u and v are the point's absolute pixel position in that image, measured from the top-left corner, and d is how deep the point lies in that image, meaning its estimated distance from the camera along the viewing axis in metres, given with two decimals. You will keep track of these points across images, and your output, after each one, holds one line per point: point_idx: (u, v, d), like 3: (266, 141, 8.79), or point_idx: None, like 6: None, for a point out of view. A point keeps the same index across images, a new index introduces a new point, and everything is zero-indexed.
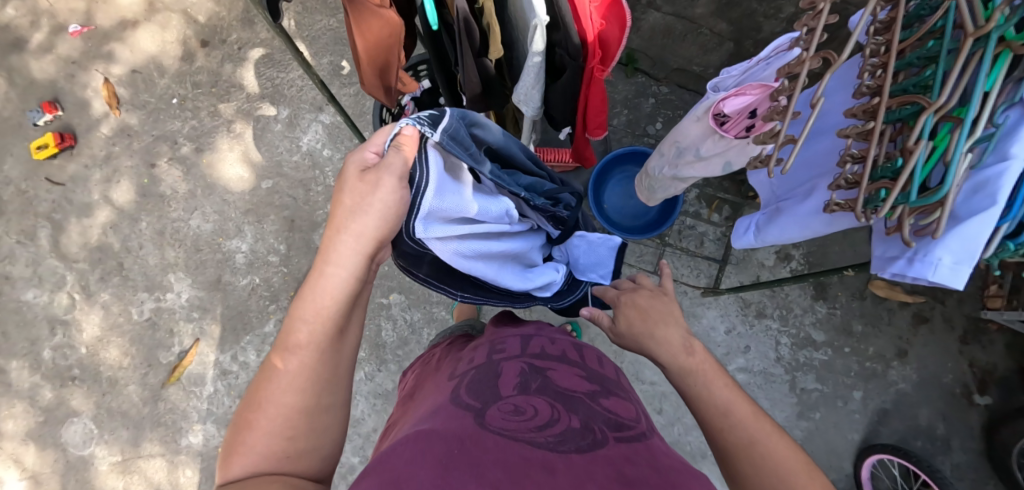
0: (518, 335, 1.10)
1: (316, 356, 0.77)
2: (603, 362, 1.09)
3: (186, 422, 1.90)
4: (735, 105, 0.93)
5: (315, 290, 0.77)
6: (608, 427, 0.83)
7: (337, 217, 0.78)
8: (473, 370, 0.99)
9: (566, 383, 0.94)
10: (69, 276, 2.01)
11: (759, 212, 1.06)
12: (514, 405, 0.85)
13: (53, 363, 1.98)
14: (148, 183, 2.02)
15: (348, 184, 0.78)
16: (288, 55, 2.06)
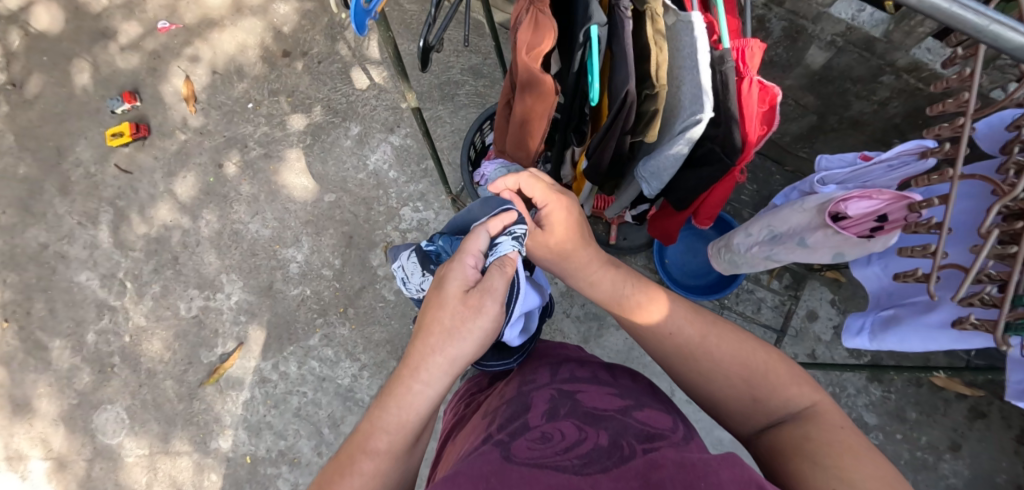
0: (549, 363, 0.99)
1: (389, 464, 0.77)
2: (637, 375, 0.96)
3: (218, 425, 1.88)
4: (862, 207, 0.95)
5: (391, 400, 0.80)
6: (639, 440, 0.73)
7: (430, 335, 0.82)
8: (500, 404, 0.90)
9: (597, 403, 0.83)
10: (123, 263, 2.01)
11: (873, 316, 1.08)
12: (540, 434, 0.77)
13: (95, 347, 1.98)
14: (213, 181, 2.04)
15: (448, 303, 0.83)
16: (365, 73, 2.09)
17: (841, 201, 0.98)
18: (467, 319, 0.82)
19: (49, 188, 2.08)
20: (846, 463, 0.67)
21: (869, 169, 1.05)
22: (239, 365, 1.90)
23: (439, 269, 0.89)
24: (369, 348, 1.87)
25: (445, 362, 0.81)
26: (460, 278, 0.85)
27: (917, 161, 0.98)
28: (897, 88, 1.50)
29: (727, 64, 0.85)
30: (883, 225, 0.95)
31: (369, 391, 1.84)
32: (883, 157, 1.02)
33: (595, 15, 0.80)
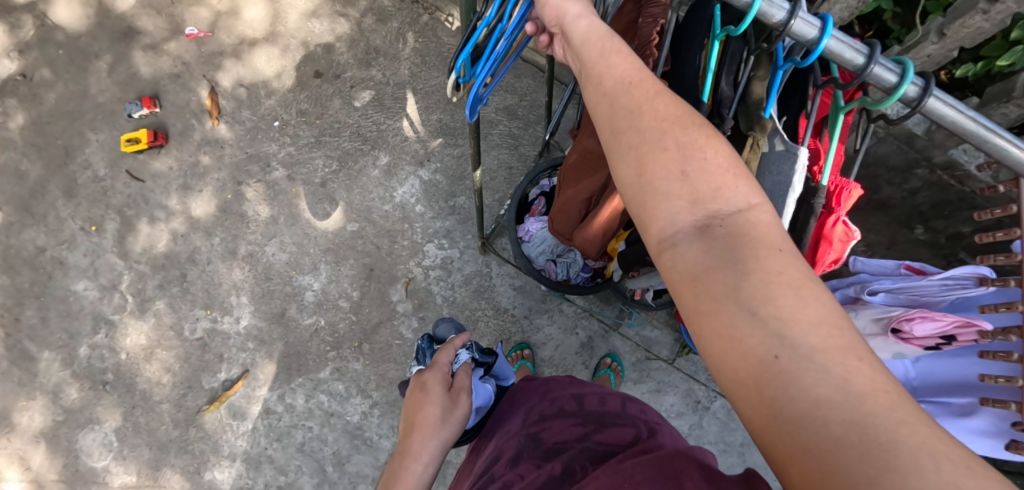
0: (521, 410, 1.07)
1: None
2: (608, 397, 0.99)
3: (215, 456, 1.79)
4: (928, 329, 1.09)
5: (394, 480, 0.96)
6: (592, 461, 0.82)
7: (418, 427, 1.03)
8: (484, 459, 1.02)
9: (558, 436, 0.90)
10: (126, 275, 1.92)
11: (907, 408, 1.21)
12: (503, 483, 0.88)
13: (87, 362, 1.86)
14: (230, 199, 1.98)
15: (429, 397, 1.08)
16: (398, 103, 2.08)
17: (905, 321, 1.11)
18: (449, 407, 1.07)
19: (53, 189, 1.98)
20: (818, 358, 0.49)
21: (921, 284, 1.15)
22: (243, 393, 1.83)
23: (414, 382, 1.14)
24: (383, 385, 1.83)
25: (436, 444, 1.01)
26: (438, 379, 1.13)
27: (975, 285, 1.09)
28: (927, 180, 1.59)
29: (817, 201, 0.86)
30: (951, 342, 1.09)
31: (378, 429, 1.80)
32: (939, 275, 1.12)
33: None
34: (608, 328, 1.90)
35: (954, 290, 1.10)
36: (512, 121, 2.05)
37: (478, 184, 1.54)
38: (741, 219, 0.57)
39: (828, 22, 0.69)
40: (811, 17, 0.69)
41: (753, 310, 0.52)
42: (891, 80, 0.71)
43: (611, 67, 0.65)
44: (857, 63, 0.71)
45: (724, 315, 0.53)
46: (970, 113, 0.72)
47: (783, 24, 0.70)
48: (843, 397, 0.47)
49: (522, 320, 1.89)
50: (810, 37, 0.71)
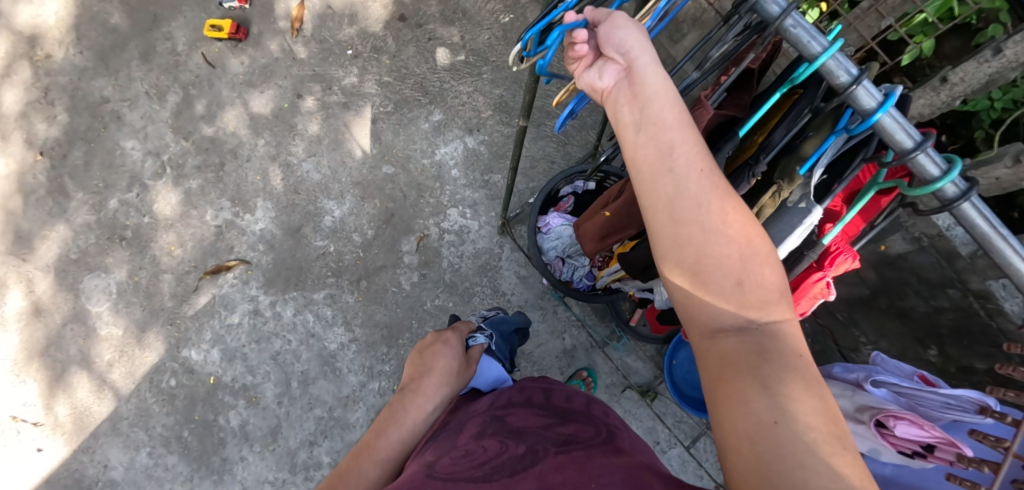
0: (492, 393, 1.08)
1: (375, 467, 0.91)
2: (574, 397, 1.04)
3: (196, 336, 1.88)
4: (911, 434, 1.14)
5: (397, 413, 1.00)
6: (555, 444, 0.83)
7: (426, 380, 1.07)
8: (441, 431, 1.00)
9: (524, 422, 0.92)
10: (172, 148, 2.02)
11: None
12: (464, 450, 0.86)
13: (113, 214, 1.96)
14: (286, 108, 2.05)
15: (444, 355, 1.14)
16: (468, 68, 2.11)
17: (893, 418, 1.16)
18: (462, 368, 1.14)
19: (131, 50, 2.09)
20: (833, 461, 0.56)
21: (929, 396, 1.20)
22: (238, 288, 1.91)
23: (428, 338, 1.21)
24: (367, 325, 1.88)
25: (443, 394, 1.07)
26: (455, 344, 1.19)
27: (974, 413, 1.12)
28: (956, 303, 1.55)
29: (811, 254, 0.93)
30: (927, 454, 1.13)
31: (349, 364, 1.85)
32: (942, 393, 1.17)
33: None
34: (594, 344, 1.90)
35: (951, 411, 1.14)
36: (568, 119, 2.06)
37: (512, 169, 1.56)
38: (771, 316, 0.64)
39: (891, 99, 0.72)
40: (875, 89, 0.72)
41: (758, 379, 0.60)
42: (932, 173, 0.72)
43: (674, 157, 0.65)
44: (906, 146, 0.72)
45: (735, 384, 0.60)
46: (1003, 231, 0.72)
47: (844, 87, 0.72)
48: (817, 455, 0.55)
49: (515, 309, 1.92)
50: (866, 107, 0.72)
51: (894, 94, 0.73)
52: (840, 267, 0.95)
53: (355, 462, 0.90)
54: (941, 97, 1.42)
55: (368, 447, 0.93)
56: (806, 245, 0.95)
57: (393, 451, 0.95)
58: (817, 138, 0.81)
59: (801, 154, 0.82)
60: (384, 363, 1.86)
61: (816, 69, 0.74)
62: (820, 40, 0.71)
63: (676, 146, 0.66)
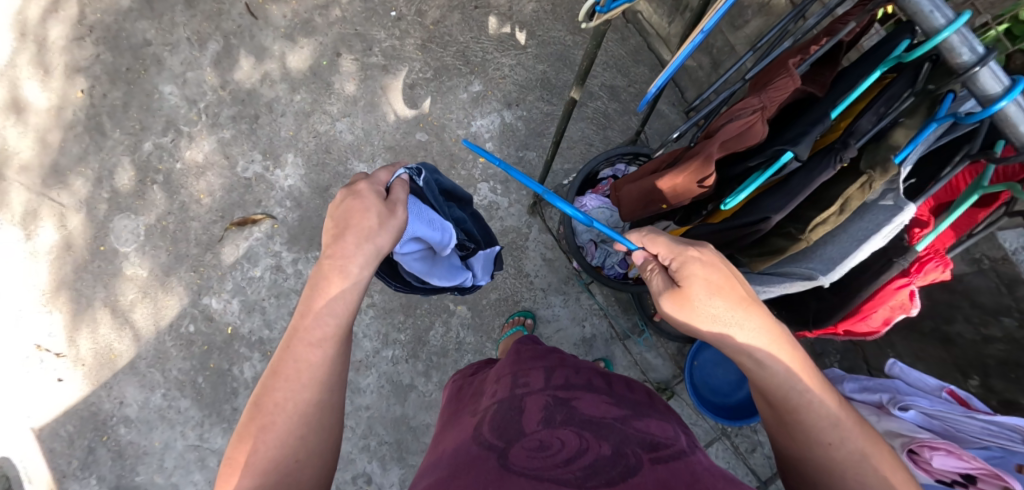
0: (540, 362, 1.03)
1: (321, 355, 0.85)
2: (635, 386, 1.01)
3: (217, 285, 1.89)
4: (950, 462, 1.13)
5: (320, 287, 0.86)
6: (643, 449, 0.80)
7: (343, 243, 0.87)
8: (495, 403, 0.95)
9: (595, 410, 0.88)
10: (208, 96, 2.01)
11: None
12: (539, 441, 0.82)
13: (147, 157, 1.97)
14: (324, 66, 2.02)
15: (355, 206, 0.89)
16: (513, 40, 2.04)
17: (929, 448, 1.15)
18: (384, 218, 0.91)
19: None
20: None
21: (965, 420, 1.22)
22: (263, 243, 1.90)
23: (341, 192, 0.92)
24: (386, 292, 1.86)
25: (370, 253, 0.88)
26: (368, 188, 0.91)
27: (1020, 440, 1.16)
28: (1009, 334, 1.45)
29: (901, 261, 0.97)
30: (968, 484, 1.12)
31: (365, 329, 1.84)
32: (984, 419, 1.20)
33: (800, 147, 0.84)
34: (615, 335, 1.86)
35: (997, 437, 1.17)
36: (611, 102, 1.99)
37: (550, 146, 1.50)
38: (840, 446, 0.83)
39: (1018, 86, 0.74)
40: (1003, 74, 0.74)
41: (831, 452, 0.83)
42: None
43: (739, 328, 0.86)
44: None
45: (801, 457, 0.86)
46: None
47: (967, 67, 0.74)
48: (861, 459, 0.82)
49: (537, 291, 1.88)
50: (989, 92, 0.75)
51: (1020, 81, 0.75)
52: (928, 274, 1.00)
53: (282, 360, 0.83)
54: None
55: (295, 338, 0.84)
56: (895, 250, 0.98)
57: (326, 332, 0.85)
58: (910, 127, 0.83)
59: (893, 144, 0.84)
60: (400, 331, 1.85)
61: (937, 45, 0.75)
62: (945, 11, 0.72)
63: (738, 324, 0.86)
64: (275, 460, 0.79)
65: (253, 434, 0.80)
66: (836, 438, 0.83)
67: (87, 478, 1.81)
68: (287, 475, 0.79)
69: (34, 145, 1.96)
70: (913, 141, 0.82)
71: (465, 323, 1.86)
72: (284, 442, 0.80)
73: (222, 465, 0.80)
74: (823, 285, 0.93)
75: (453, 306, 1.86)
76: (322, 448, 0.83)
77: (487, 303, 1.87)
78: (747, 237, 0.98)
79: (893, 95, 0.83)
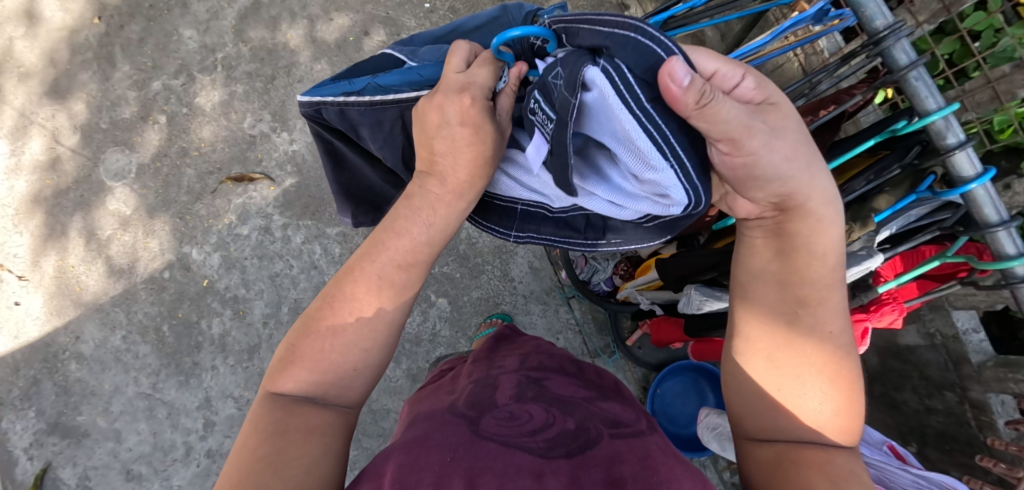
0: (518, 353, 1.07)
1: (416, 276, 0.89)
2: (604, 375, 1.07)
3: (202, 235, 1.88)
4: None
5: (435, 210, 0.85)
6: (604, 425, 0.84)
7: (463, 153, 0.81)
8: (471, 383, 0.99)
9: (563, 390, 0.93)
10: (228, 48, 2.00)
11: None
12: (508, 412, 0.86)
13: (154, 95, 1.94)
14: (350, 41, 2.04)
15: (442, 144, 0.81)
16: None
17: None
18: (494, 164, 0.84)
19: None
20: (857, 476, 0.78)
21: (898, 473, 1.29)
22: (256, 202, 1.91)
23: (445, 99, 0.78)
24: None
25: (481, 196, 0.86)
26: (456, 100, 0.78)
27: None
28: (949, 408, 1.53)
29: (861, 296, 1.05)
30: None
31: None
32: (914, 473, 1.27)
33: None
34: (586, 352, 1.91)
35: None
36: None
37: None
38: (839, 401, 0.83)
39: (988, 174, 0.85)
40: (977, 161, 0.85)
41: (836, 399, 0.83)
42: (1009, 251, 0.88)
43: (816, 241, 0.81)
44: (987, 216, 0.87)
45: (791, 392, 0.83)
46: None
47: (950, 148, 0.85)
48: (840, 401, 0.83)
49: (519, 296, 1.92)
50: (964, 174, 0.86)
51: (990, 170, 0.86)
52: (884, 317, 1.05)
53: (363, 271, 0.86)
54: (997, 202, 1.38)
55: (372, 250, 0.86)
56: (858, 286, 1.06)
57: (423, 251, 0.87)
58: (892, 196, 0.95)
59: (875, 206, 0.96)
60: None
61: (928, 126, 0.86)
62: (937, 97, 0.84)
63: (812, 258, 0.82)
64: (336, 365, 0.84)
65: (319, 335, 0.84)
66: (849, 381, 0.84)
67: (25, 409, 1.74)
68: (342, 379, 0.85)
69: (36, 62, 1.91)
70: (894, 207, 0.94)
71: (443, 316, 1.88)
72: (354, 342, 0.85)
73: (272, 364, 0.85)
74: None
75: (435, 297, 1.88)
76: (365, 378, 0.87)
77: (468, 300, 1.90)
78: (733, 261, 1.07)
79: (883, 167, 0.94)
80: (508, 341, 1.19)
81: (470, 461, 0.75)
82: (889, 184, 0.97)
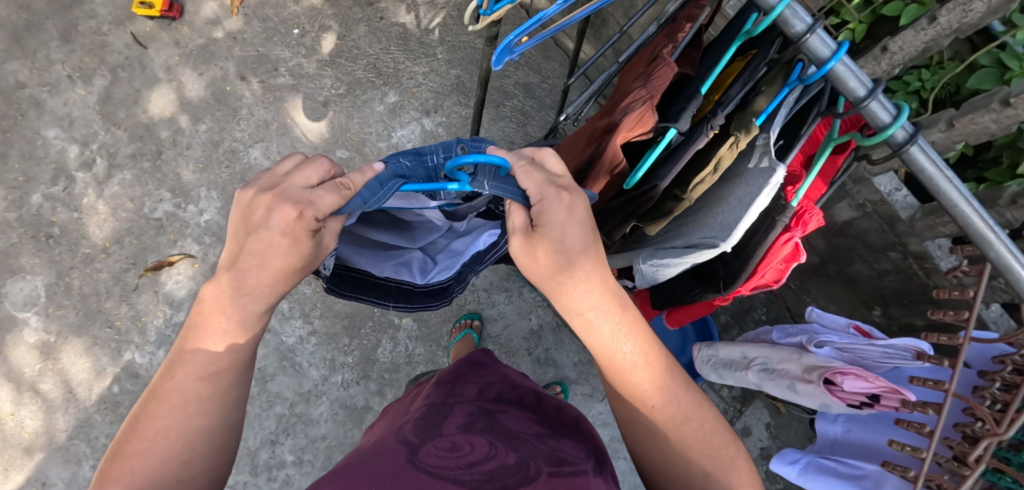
0: (480, 382, 1.11)
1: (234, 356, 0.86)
2: (565, 408, 1.10)
3: (139, 337, 1.78)
4: (858, 386, 1.07)
5: (249, 271, 0.81)
6: (547, 462, 0.86)
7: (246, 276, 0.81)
8: (425, 407, 1.02)
9: (515, 425, 0.96)
10: (102, 136, 1.86)
11: (815, 458, 1.24)
12: (451, 443, 0.89)
13: (37, 210, 1.80)
14: (228, 90, 1.92)
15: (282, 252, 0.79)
16: (421, 47, 2.02)
17: (839, 373, 1.08)
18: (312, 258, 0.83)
19: (50, 28, 1.89)
20: None
21: (868, 347, 1.19)
22: (185, 285, 1.81)
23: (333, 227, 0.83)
24: (327, 315, 1.80)
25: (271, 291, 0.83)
26: (284, 209, 0.77)
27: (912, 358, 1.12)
28: (897, 265, 1.58)
29: (783, 218, 1.01)
30: (875, 404, 1.06)
31: (310, 358, 1.77)
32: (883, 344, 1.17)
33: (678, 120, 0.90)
34: (561, 323, 1.91)
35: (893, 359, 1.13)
36: (527, 99, 2.02)
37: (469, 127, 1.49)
38: (712, 465, 0.88)
39: (843, 48, 0.86)
40: (829, 39, 0.85)
41: (710, 461, 0.88)
42: (885, 118, 0.89)
43: (608, 332, 0.88)
44: (858, 93, 0.88)
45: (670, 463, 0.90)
46: (953, 179, 0.90)
47: (801, 34, 0.85)
48: (716, 461, 0.88)
49: (480, 292, 1.89)
50: (823, 54, 0.86)
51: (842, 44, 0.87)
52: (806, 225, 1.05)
53: (164, 388, 0.82)
54: (879, 66, 1.47)
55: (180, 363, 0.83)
56: (778, 209, 1.03)
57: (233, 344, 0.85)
58: (770, 94, 0.95)
59: (757, 110, 0.95)
60: (347, 354, 1.79)
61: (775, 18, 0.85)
62: None
63: (621, 351, 0.89)
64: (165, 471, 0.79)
65: (135, 449, 0.79)
66: (713, 437, 0.90)
67: None
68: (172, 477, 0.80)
69: None
70: (773, 103, 0.93)
71: (412, 335, 1.83)
72: (178, 442, 0.81)
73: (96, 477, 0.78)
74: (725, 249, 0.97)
75: (398, 319, 1.83)
76: (219, 442, 0.85)
77: (432, 312, 1.85)
78: (642, 208, 1.00)
79: (754, 69, 0.93)
80: (482, 367, 1.18)
81: (409, 487, 0.78)
82: (765, 84, 0.97)
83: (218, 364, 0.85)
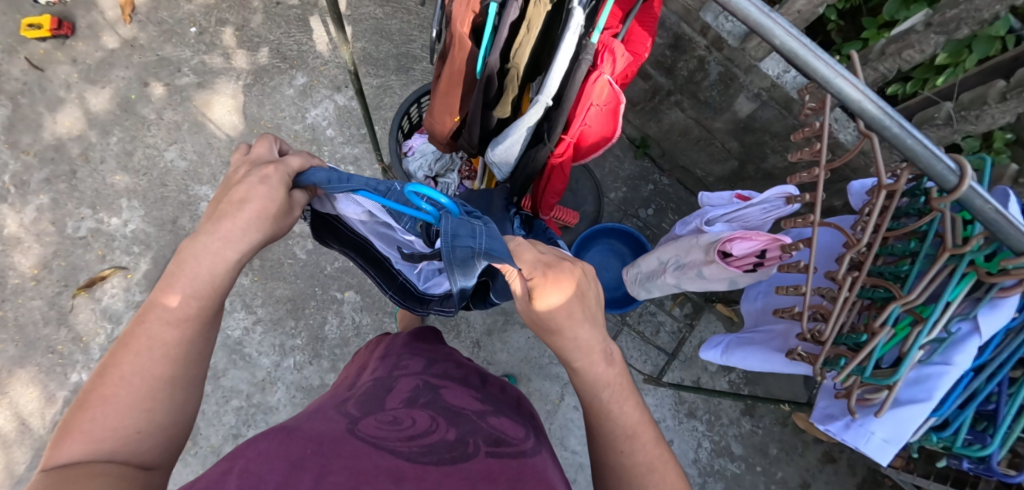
0: (425, 357, 1.10)
1: (199, 327, 0.77)
2: (507, 389, 1.10)
3: (83, 357, 1.76)
4: (745, 247, 1.02)
5: (221, 217, 0.78)
6: (486, 442, 0.83)
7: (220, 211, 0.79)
8: (372, 381, 0.99)
9: (457, 401, 0.93)
10: (11, 165, 1.83)
11: (732, 337, 1.17)
12: (393, 416, 0.85)
13: None
14: (134, 99, 1.90)
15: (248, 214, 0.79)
16: (321, 25, 2.00)
17: (726, 240, 1.04)
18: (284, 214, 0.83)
19: None
20: None
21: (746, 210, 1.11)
22: (121, 297, 1.79)
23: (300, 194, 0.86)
24: (268, 302, 1.80)
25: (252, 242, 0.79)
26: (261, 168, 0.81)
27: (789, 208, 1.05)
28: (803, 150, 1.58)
29: (585, 55, 0.96)
30: (764, 262, 1.01)
31: (259, 347, 1.77)
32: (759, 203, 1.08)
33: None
34: None
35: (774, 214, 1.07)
36: None
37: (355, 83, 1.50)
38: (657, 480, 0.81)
39: None
40: None
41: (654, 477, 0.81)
42: None
43: (581, 350, 0.86)
44: None
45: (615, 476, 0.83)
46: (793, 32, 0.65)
47: None
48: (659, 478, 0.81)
49: None
50: None
51: None
52: (610, 63, 1.01)
53: (133, 336, 0.73)
54: None
55: (152, 309, 0.75)
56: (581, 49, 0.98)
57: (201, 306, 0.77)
58: None
59: None
60: (295, 337, 1.79)
61: None
62: None
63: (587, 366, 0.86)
64: (120, 428, 0.69)
65: (95, 400, 0.70)
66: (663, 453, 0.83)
67: None
68: (126, 440, 0.69)
69: None
70: None
71: (357, 307, 1.83)
72: (147, 394, 0.72)
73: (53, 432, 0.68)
74: (548, 102, 1.02)
75: (341, 293, 1.83)
76: (183, 397, 0.75)
77: (373, 281, 1.85)
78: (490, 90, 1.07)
79: None
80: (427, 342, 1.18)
81: (333, 456, 0.72)
82: None
83: (186, 310, 0.75)
